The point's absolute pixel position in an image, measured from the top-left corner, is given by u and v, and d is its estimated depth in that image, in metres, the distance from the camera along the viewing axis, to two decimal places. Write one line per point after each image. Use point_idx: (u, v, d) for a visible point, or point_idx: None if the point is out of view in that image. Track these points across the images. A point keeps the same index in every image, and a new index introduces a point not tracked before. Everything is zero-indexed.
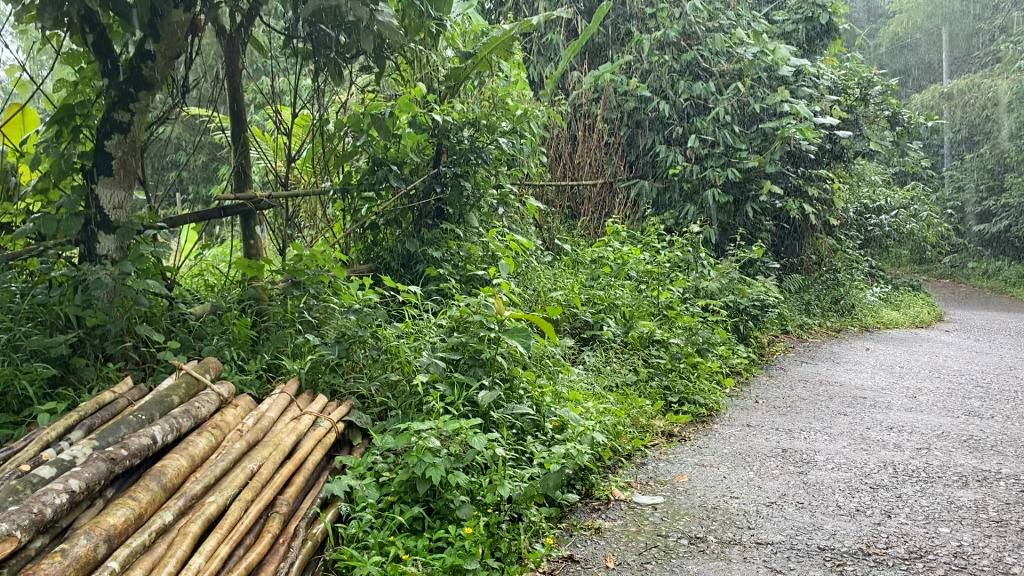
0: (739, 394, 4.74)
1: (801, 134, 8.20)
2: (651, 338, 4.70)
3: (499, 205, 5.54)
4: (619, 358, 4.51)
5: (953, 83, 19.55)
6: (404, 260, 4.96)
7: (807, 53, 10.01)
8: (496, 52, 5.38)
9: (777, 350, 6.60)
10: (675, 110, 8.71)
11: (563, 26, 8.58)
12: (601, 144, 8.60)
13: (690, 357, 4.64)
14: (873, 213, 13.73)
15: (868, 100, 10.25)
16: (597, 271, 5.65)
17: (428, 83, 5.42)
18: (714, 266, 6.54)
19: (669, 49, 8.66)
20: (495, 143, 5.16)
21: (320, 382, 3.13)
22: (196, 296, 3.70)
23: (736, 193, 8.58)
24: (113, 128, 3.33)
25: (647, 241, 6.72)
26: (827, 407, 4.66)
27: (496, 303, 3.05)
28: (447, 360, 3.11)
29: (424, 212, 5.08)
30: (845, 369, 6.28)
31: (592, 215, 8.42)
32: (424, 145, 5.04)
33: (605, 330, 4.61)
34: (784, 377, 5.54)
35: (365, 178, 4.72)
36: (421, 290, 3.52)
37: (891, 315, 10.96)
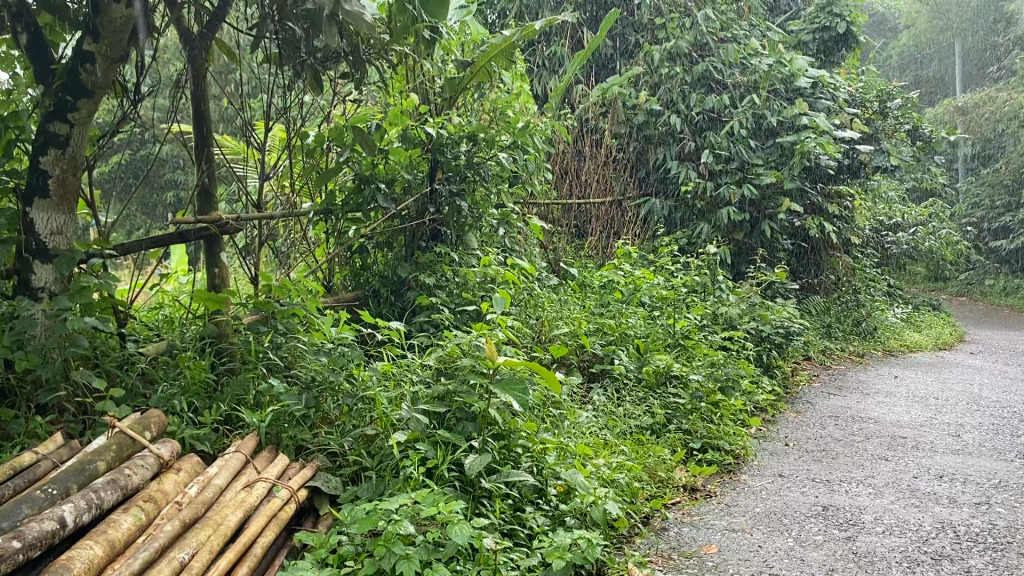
0: (766, 436, 4.27)
1: (821, 148, 7.76)
2: (668, 374, 4.23)
3: (500, 225, 5.09)
4: (632, 397, 4.04)
5: (968, 97, 19.13)
6: (396, 286, 4.48)
7: (824, 65, 9.58)
8: (496, 60, 4.94)
9: (801, 381, 6.12)
10: (688, 124, 8.27)
11: (569, 37, 8.18)
12: (610, 160, 8.12)
13: (712, 396, 4.16)
14: (890, 231, 13.25)
15: (887, 114, 9.82)
16: (606, 296, 5.18)
17: (423, 95, 4.98)
18: (732, 289, 6.08)
19: (680, 61, 8.23)
20: (494, 158, 4.77)
21: (283, 438, 2.67)
22: (152, 333, 3.23)
23: (752, 211, 8.14)
24: (49, 141, 2.87)
25: (661, 264, 6.26)
26: (866, 450, 4.18)
27: (487, 349, 2.57)
28: (430, 413, 2.65)
29: (417, 234, 4.64)
30: (877, 401, 5.78)
31: (601, 235, 7.90)
32: (416, 160, 4.61)
33: (616, 366, 4.14)
34: (813, 414, 5.07)
35: (350, 198, 4.25)
36: (404, 327, 3.05)
37: (915, 337, 10.45)
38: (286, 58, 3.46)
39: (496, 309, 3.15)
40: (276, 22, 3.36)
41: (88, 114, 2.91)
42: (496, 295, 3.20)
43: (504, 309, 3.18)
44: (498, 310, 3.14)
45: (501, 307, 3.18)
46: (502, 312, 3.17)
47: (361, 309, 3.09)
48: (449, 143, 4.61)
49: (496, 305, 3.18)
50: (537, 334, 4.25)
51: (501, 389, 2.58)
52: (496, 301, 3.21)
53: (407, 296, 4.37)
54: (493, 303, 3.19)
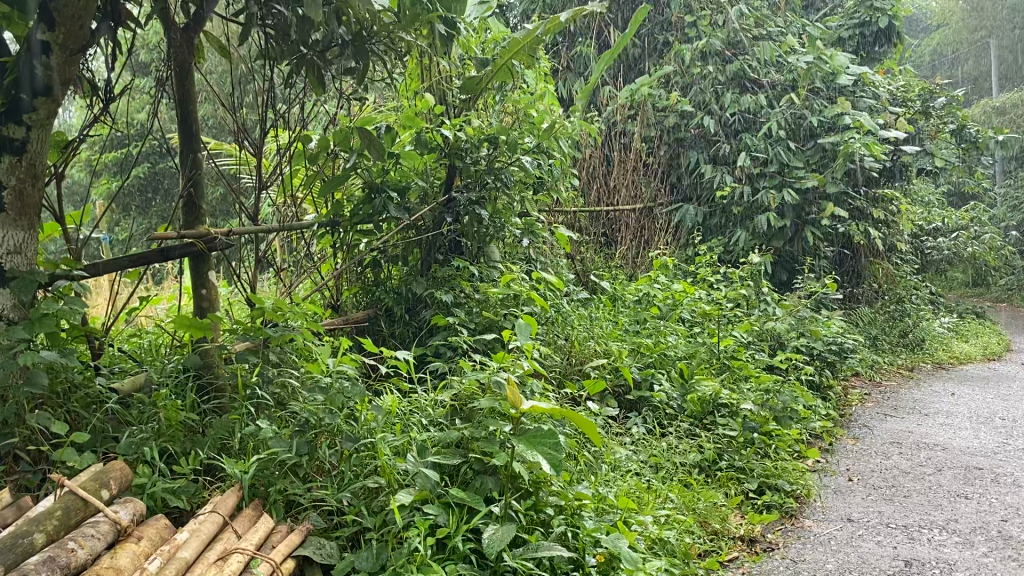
0: (826, 471, 3.80)
1: (867, 149, 7.26)
2: (714, 402, 3.78)
3: (524, 236, 4.68)
4: (674, 428, 3.61)
5: (1006, 98, 18.59)
6: (410, 305, 4.04)
7: (864, 61, 9.08)
8: (517, 56, 4.52)
9: (853, 401, 5.65)
10: (722, 126, 7.82)
11: (595, 36, 7.78)
12: (640, 164, 7.66)
13: (765, 426, 3.71)
14: (930, 236, 12.70)
15: (931, 113, 9.30)
16: (641, 311, 4.74)
17: (439, 95, 4.58)
18: (777, 302, 5.62)
19: (712, 60, 7.78)
20: (517, 162, 4.32)
21: (271, 492, 2.26)
22: (130, 364, 2.81)
23: (793, 217, 7.67)
24: (2, 147, 2.47)
25: (699, 274, 5.81)
26: (942, 486, 3.69)
27: (509, 395, 2.13)
28: (442, 467, 2.23)
29: (434, 246, 4.24)
30: (939, 423, 5.29)
31: (631, 244, 7.42)
32: (433, 166, 4.22)
33: (656, 393, 3.71)
34: (873, 440, 4.59)
35: (359, 208, 3.86)
36: (412, 358, 2.63)
37: (963, 348, 9.90)
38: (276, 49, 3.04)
39: (521, 339, 2.70)
40: (263, 6, 2.95)
41: (47, 115, 2.52)
42: (519, 322, 2.75)
43: (530, 339, 2.73)
44: (522, 340, 2.69)
45: (526, 335, 2.73)
46: (527, 340, 2.73)
47: (361, 339, 2.66)
48: (469, 147, 4.20)
49: (520, 334, 2.73)
50: (565, 366, 3.81)
51: (526, 442, 2.14)
52: (519, 329, 2.75)
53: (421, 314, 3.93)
54: (516, 331, 2.74)
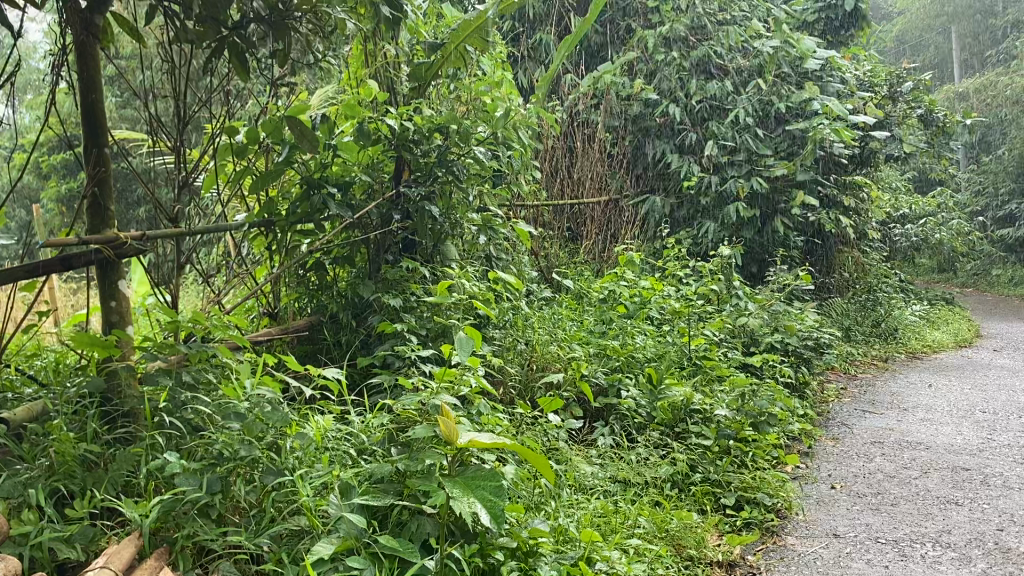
0: (807, 478, 3.55)
1: (836, 135, 7.02)
2: (687, 408, 3.51)
3: (481, 232, 4.38)
4: (643, 438, 3.33)
5: (969, 83, 18.70)
6: (358, 311, 3.73)
7: (830, 46, 8.89)
8: (468, 41, 4.21)
9: (830, 398, 5.43)
10: (688, 114, 7.55)
11: (554, 23, 7.48)
12: (604, 155, 7.39)
13: (741, 432, 3.44)
14: (898, 223, 12.60)
15: (899, 99, 9.15)
16: (607, 311, 4.46)
17: (386, 83, 4.26)
18: (750, 296, 5.38)
19: (677, 46, 7.50)
20: (469, 154, 4.01)
21: (179, 538, 1.91)
22: (26, 389, 2.46)
23: (762, 207, 7.44)
24: None
25: (667, 269, 5.56)
26: (932, 492, 3.45)
27: (445, 429, 1.85)
28: (370, 511, 1.94)
29: (382, 246, 3.93)
30: (919, 418, 5.08)
31: (597, 238, 7.22)
32: (379, 159, 3.90)
33: (623, 399, 3.43)
34: (853, 440, 4.36)
35: (296, 206, 3.53)
36: (342, 376, 2.31)
37: (935, 335, 9.79)
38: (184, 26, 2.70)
39: (460, 356, 2.41)
40: None
41: None
42: (460, 337, 2.47)
43: (473, 354, 2.44)
44: (463, 358, 2.41)
45: (467, 351, 2.45)
46: (469, 355, 2.44)
47: (284, 358, 2.35)
48: (418, 138, 3.90)
49: (460, 350, 2.44)
50: (525, 376, 3.53)
51: (463, 487, 1.87)
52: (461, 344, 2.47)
53: (365, 319, 3.62)
54: (457, 347, 2.45)
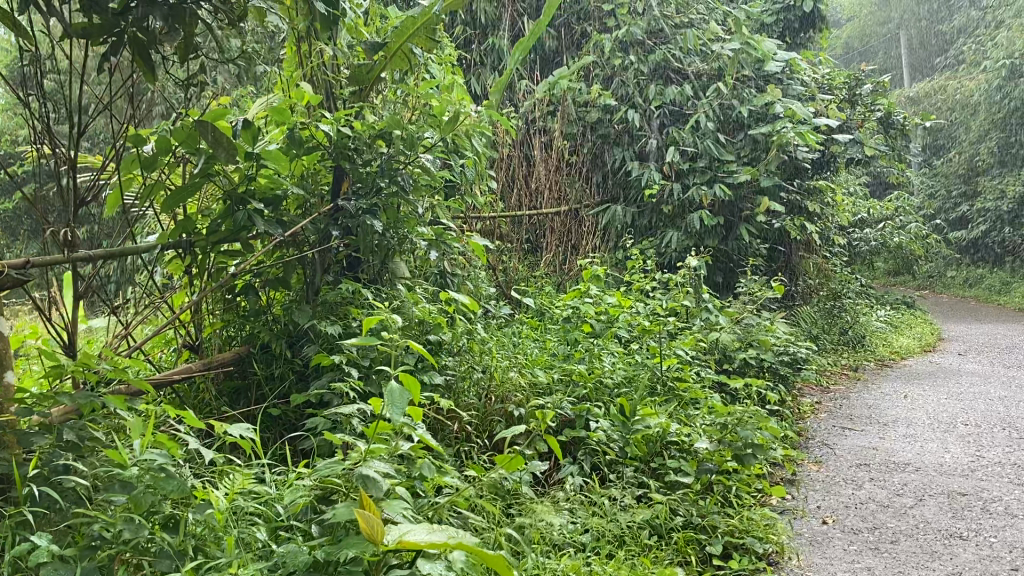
0: (795, 513, 3.23)
1: (800, 138, 6.76)
2: (664, 439, 3.16)
3: (432, 248, 4.00)
4: (615, 477, 2.99)
5: (919, 88, 18.87)
6: (294, 340, 3.34)
7: (789, 48, 8.69)
8: (410, 40, 3.82)
9: (807, 415, 5.14)
10: (647, 120, 7.25)
11: (506, 27, 7.12)
12: (562, 164, 7.04)
13: (724, 465, 3.11)
14: (857, 228, 12.51)
15: (859, 101, 8.97)
16: (571, 331, 4.11)
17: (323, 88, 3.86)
18: (720, 308, 5.07)
19: (634, 50, 7.19)
20: (415, 162, 3.63)
21: None
22: None
23: (726, 214, 7.17)
24: None
25: (632, 282, 5.23)
26: (932, 525, 3.14)
27: (366, 528, 1.67)
28: None
29: (320, 266, 3.55)
30: (902, 434, 4.81)
31: (557, 251, 6.91)
32: (314, 171, 3.51)
33: (593, 432, 3.08)
34: (837, 463, 4.06)
35: (219, 225, 3.13)
36: (251, 433, 1.92)
37: (901, 341, 9.64)
38: (61, 15, 2.27)
39: (393, 412, 2.05)
40: None
41: None
42: (390, 388, 2.09)
43: (406, 408, 2.07)
44: (396, 413, 2.04)
45: (400, 403, 2.08)
46: (401, 409, 2.07)
47: (183, 411, 1.94)
48: (358, 144, 3.52)
49: (388, 403, 2.07)
50: (482, 410, 3.18)
51: None
52: (391, 395, 2.09)
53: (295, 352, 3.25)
54: (387, 400, 2.08)
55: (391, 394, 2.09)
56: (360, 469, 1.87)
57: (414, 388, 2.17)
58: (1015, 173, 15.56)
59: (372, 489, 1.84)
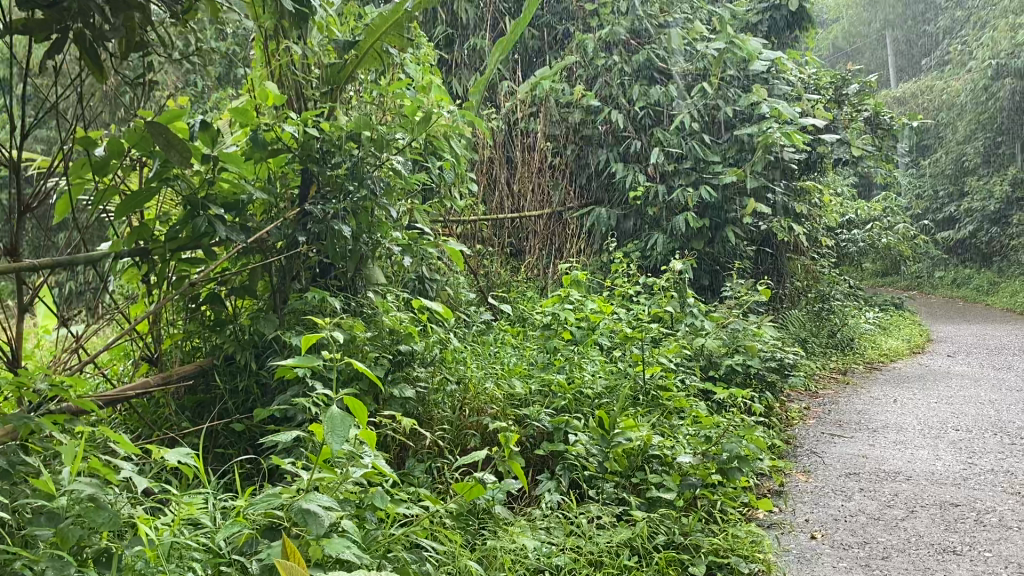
0: (783, 527, 3.10)
1: (787, 139, 6.66)
2: (646, 452, 3.04)
3: (406, 254, 3.86)
4: (594, 493, 2.86)
5: (905, 88, 18.85)
6: (259, 351, 3.21)
7: (774, 48, 8.59)
8: (383, 38, 3.69)
9: (795, 422, 5.03)
10: (631, 121, 7.12)
11: (488, 27, 6.98)
12: (545, 166, 6.91)
13: (708, 479, 2.98)
14: (844, 229, 12.44)
15: (845, 102, 8.89)
16: (551, 339, 3.98)
17: (291, 88, 3.71)
18: (705, 313, 4.96)
19: (617, 50, 7.07)
20: (386, 166, 3.50)
21: None
22: None
23: (712, 216, 7.06)
24: None
25: (615, 286, 5.11)
26: (924, 539, 3.02)
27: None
28: None
29: (288, 273, 3.42)
30: (891, 440, 4.70)
31: (541, 255, 6.78)
32: (282, 174, 3.37)
33: (571, 446, 2.95)
34: (826, 472, 3.94)
35: (178, 231, 2.99)
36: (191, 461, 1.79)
37: (889, 342, 9.57)
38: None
39: (333, 442, 1.82)
40: None
41: None
42: (331, 414, 1.86)
43: (349, 437, 1.85)
44: (336, 443, 1.82)
45: (342, 431, 1.86)
46: (342, 440, 1.84)
47: (118, 436, 1.81)
48: (327, 146, 3.38)
49: (328, 432, 1.84)
50: (456, 425, 3.06)
51: None
52: (332, 422, 1.87)
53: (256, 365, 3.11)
54: (328, 427, 1.85)
55: (331, 420, 1.86)
56: (300, 502, 1.76)
57: (362, 411, 1.95)
58: (1002, 173, 15.54)
59: (313, 524, 1.73)
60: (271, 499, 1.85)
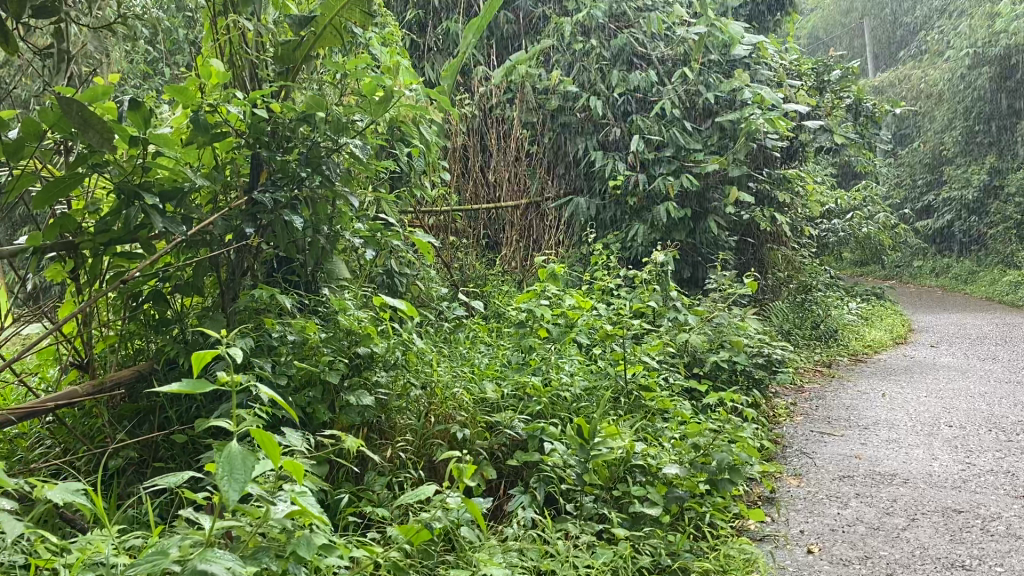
0: (777, 542, 2.86)
1: (770, 125, 6.40)
2: (628, 462, 2.79)
3: (369, 247, 3.58)
4: (572, 509, 2.62)
5: (884, 76, 18.75)
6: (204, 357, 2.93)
7: (756, 32, 8.33)
8: (341, 14, 3.37)
9: (783, 420, 4.81)
10: (610, 108, 6.85)
11: (461, 9, 6.66)
12: (522, 154, 6.64)
13: (695, 491, 2.74)
14: (825, 219, 12.28)
15: (826, 88, 8.68)
16: (526, 337, 3.72)
17: (242, 68, 3.40)
18: (689, 307, 4.71)
19: (595, 34, 6.78)
20: (344, 150, 3.20)
21: None
22: None
23: (694, 206, 6.81)
24: None
25: (594, 280, 4.86)
26: (930, 552, 2.78)
27: None
28: None
29: (238, 269, 3.13)
30: (883, 438, 4.49)
31: (517, 246, 6.52)
32: (230, 160, 3.08)
33: (546, 457, 2.70)
34: (818, 476, 3.71)
35: (108, 223, 2.70)
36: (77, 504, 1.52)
37: (873, 333, 9.41)
38: None
39: (227, 491, 1.53)
40: None
41: None
42: (228, 455, 1.56)
43: (249, 482, 1.55)
44: (233, 491, 1.53)
45: (241, 476, 1.56)
46: (244, 487, 1.54)
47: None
48: (278, 129, 3.09)
49: (224, 477, 1.55)
50: (421, 434, 2.79)
51: None
52: (231, 463, 1.57)
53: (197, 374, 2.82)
54: (225, 471, 1.56)
55: (229, 462, 1.56)
56: (196, 562, 1.49)
57: (273, 447, 1.65)
58: (980, 162, 15.45)
59: None
60: (158, 557, 1.52)
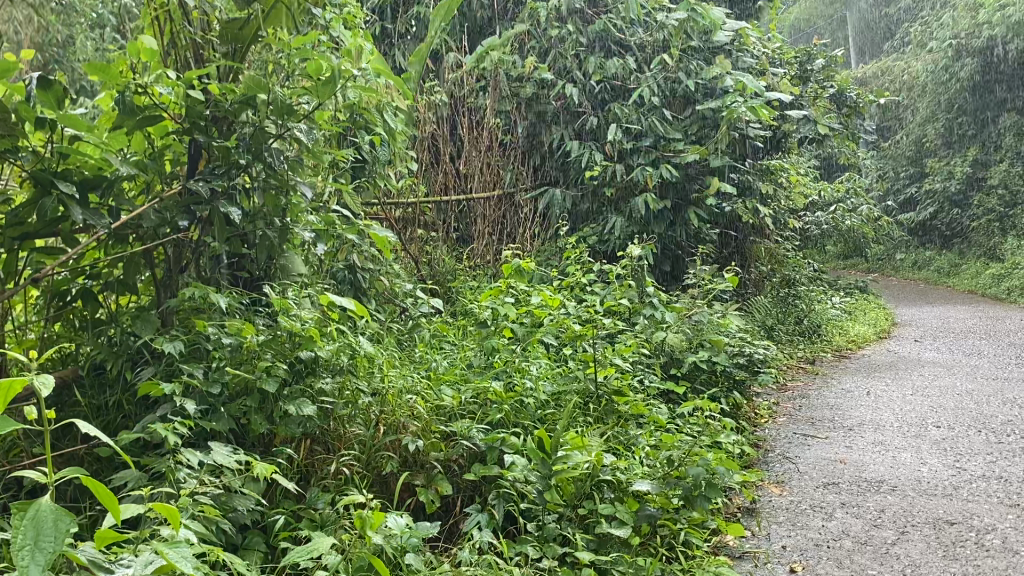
0: (757, 561, 2.65)
1: (752, 114, 6.13)
2: (596, 477, 2.56)
3: (321, 241, 3.32)
4: (533, 529, 2.39)
5: (867, 68, 18.62)
6: (134, 361, 2.67)
7: (738, 19, 8.10)
8: None
9: (765, 422, 4.61)
10: (587, 96, 6.59)
11: None
12: (495, 144, 6.42)
13: (668, 508, 2.52)
14: (808, 211, 12.12)
15: (809, 78, 8.47)
16: (490, 338, 3.48)
17: (182, 47, 3.12)
18: (666, 304, 4.48)
19: (571, 19, 6.51)
20: (288, 135, 2.94)
21: None
22: None
23: (673, 198, 6.58)
24: None
25: (566, 276, 4.63)
26: (923, 570, 2.57)
27: None
28: None
29: (176, 264, 2.88)
30: (869, 440, 4.29)
31: (489, 240, 6.29)
32: (165, 147, 2.83)
33: (506, 471, 2.47)
34: (801, 483, 3.50)
35: (20, 212, 2.44)
36: None
37: (856, 328, 9.26)
38: None
39: (27, 567, 1.29)
40: None
41: None
42: (33, 518, 1.34)
43: (56, 550, 1.33)
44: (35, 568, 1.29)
45: (49, 544, 1.33)
46: (54, 552, 1.33)
47: None
48: (216, 113, 2.83)
49: (26, 546, 1.32)
50: (369, 445, 2.55)
51: None
52: (38, 527, 1.35)
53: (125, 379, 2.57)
54: (30, 538, 1.33)
55: (35, 527, 1.34)
56: None
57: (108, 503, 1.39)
58: (962, 154, 15.34)
59: None
60: None
